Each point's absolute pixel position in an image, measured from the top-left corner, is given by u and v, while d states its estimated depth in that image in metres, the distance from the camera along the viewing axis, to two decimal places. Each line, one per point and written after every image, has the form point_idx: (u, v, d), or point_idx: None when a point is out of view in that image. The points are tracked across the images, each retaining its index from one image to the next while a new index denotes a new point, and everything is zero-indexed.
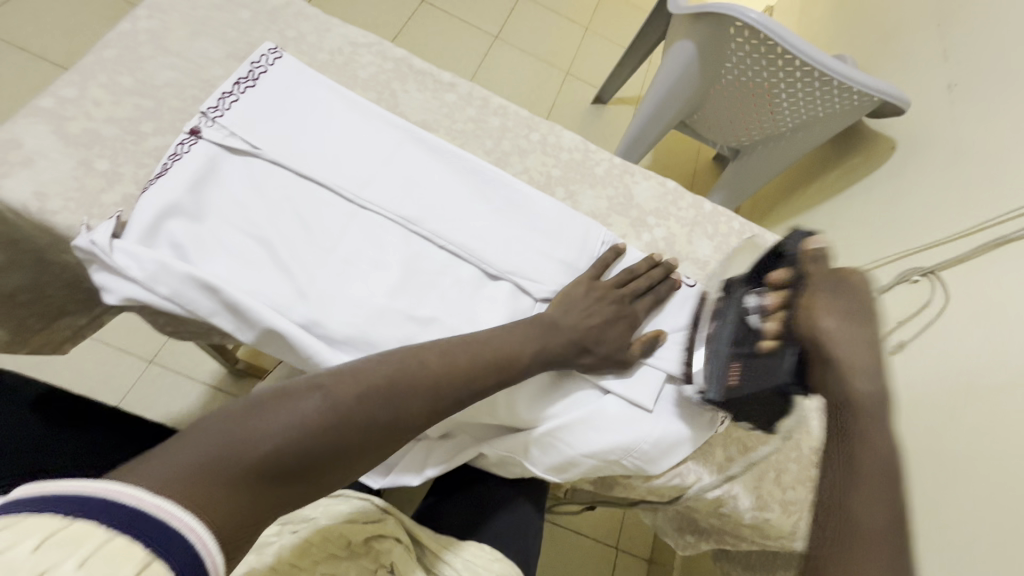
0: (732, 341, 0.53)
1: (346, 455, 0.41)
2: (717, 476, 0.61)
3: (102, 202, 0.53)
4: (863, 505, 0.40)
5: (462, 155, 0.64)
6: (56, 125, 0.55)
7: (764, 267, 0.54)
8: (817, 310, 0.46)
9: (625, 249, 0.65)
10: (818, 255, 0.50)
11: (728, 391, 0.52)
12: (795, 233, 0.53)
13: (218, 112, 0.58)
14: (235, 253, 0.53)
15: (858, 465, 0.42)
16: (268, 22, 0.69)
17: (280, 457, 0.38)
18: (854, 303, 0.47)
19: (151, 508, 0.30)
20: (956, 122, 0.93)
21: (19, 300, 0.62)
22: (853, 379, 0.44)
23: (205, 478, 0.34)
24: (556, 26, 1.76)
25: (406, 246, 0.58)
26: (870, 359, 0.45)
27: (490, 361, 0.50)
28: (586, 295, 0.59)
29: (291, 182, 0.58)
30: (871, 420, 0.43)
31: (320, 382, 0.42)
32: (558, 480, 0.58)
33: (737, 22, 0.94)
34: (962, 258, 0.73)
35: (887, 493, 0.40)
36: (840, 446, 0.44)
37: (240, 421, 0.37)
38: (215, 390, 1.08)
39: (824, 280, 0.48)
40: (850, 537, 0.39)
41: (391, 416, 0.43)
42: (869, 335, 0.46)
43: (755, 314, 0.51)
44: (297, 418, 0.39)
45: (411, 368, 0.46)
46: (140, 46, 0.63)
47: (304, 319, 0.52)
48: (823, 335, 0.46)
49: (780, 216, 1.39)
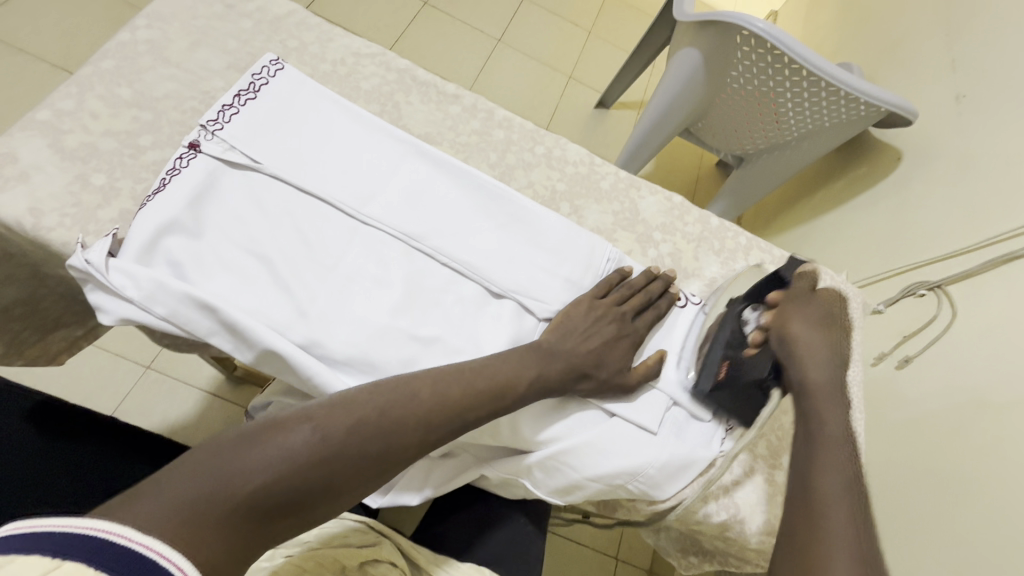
0: (723, 343, 0.58)
1: (337, 488, 0.40)
2: (723, 500, 0.60)
3: (99, 218, 0.52)
4: (822, 473, 0.44)
5: (464, 170, 0.63)
6: (53, 138, 0.54)
7: (763, 284, 0.61)
8: (789, 318, 0.54)
9: (628, 267, 0.64)
10: (805, 274, 0.59)
11: (716, 381, 0.57)
12: (793, 261, 0.62)
13: (218, 124, 0.57)
14: (232, 272, 0.52)
15: (816, 444, 0.46)
16: (269, 31, 0.68)
17: (271, 492, 0.37)
18: (825, 315, 0.54)
19: (140, 549, 0.29)
20: (965, 134, 0.91)
21: (15, 313, 0.61)
22: (807, 368, 0.51)
23: (195, 515, 0.33)
24: (559, 30, 1.74)
25: (406, 263, 0.57)
26: (824, 354, 0.51)
27: (487, 388, 0.49)
28: (586, 316, 0.58)
29: (291, 196, 0.57)
30: (824, 406, 0.48)
31: (312, 413, 0.41)
32: (561, 503, 0.57)
33: (743, 30, 0.93)
34: (969, 273, 0.77)
35: (841, 459, 0.44)
36: (801, 431, 0.48)
37: (229, 455, 0.36)
38: (214, 397, 1.07)
39: (800, 298, 0.57)
40: (813, 501, 0.42)
41: (383, 447, 0.42)
42: (831, 339, 0.52)
43: (748, 324, 0.58)
44: (287, 452, 0.38)
45: (403, 397, 0.45)
46: (139, 56, 0.61)
47: (303, 340, 0.50)
48: (789, 336, 0.53)
49: (782, 225, 1.38)
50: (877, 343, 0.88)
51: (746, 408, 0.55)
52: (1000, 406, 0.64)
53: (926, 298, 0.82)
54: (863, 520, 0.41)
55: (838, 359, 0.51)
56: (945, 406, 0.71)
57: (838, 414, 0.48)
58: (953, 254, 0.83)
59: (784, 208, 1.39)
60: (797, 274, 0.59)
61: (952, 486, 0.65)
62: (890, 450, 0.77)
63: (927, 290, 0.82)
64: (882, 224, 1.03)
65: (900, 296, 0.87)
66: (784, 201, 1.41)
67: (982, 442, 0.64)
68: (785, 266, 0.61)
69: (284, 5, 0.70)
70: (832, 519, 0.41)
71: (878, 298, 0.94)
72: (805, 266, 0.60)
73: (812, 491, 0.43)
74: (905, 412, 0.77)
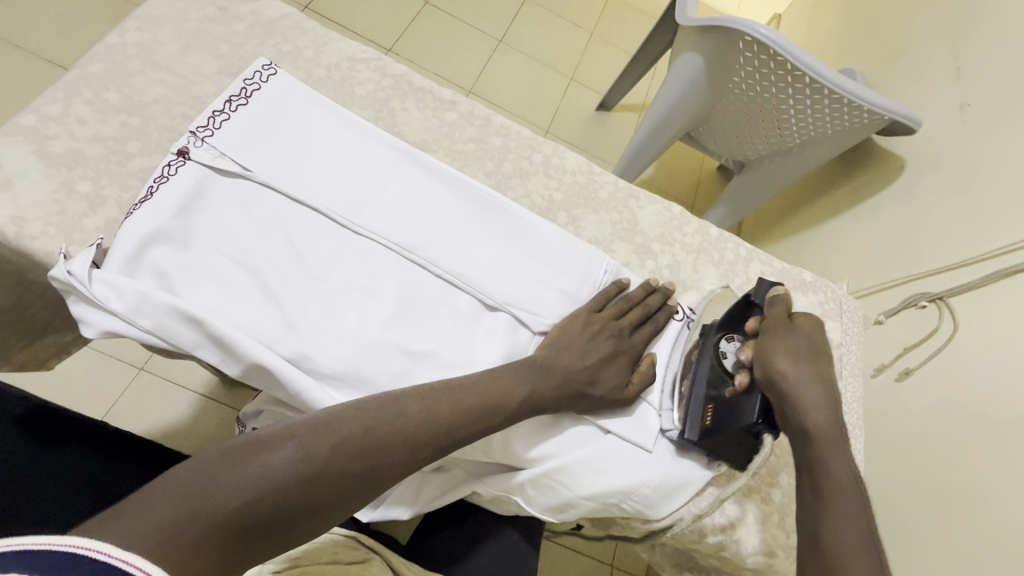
0: (704, 382, 0.54)
1: (319, 510, 0.39)
2: (719, 519, 0.59)
3: (84, 226, 0.51)
4: (843, 535, 0.39)
5: (459, 178, 0.62)
6: (39, 144, 0.53)
7: (736, 312, 0.57)
8: (773, 351, 0.49)
9: (627, 280, 0.63)
10: (778, 300, 0.55)
11: (704, 429, 0.53)
12: (761, 283, 0.59)
13: (208, 130, 0.56)
14: (220, 282, 0.51)
15: (825, 498, 0.41)
16: (263, 34, 0.67)
17: (250, 516, 0.35)
18: (809, 345, 0.50)
19: (117, 562, 0.28)
20: (969, 144, 0.90)
21: (3, 318, 0.60)
22: (807, 412, 0.45)
23: (170, 541, 0.31)
24: (561, 31, 1.73)
25: (399, 274, 0.56)
26: (820, 392, 0.46)
27: (478, 406, 0.48)
28: (583, 332, 0.57)
29: (282, 205, 0.55)
30: (828, 452, 0.43)
31: (295, 432, 0.39)
32: (554, 521, 0.56)
33: (746, 36, 0.91)
34: (971, 285, 0.76)
35: (854, 513, 0.40)
36: (808, 483, 0.43)
37: (208, 477, 0.35)
38: (207, 400, 1.05)
39: (781, 327, 0.52)
40: (830, 572, 0.37)
41: (367, 468, 0.41)
42: (820, 372, 0.48)
43: (726, 358, 0.54)
44: (267, 473, 0.37)
45: (389, 416, 0.44)
46: (129, 60, 0.60)
47: (291, 353, 0.49)
48: (780, 377, 0.47)
49: (783, 232, 1.36)
50: (877, 355, 0.87)
51: (738, 453, 0.52)
52: (1003, 424, 0.62)
53: (928, 309, 0.81)
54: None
55: (834, 394, 0.47)
56: (945, 422, 0.70)
57: (845, 460, 0.43)
58: (954, 266, 0.82)
59: (785, 214, 1.38)
60: (770, 299, 0.56)
61: (953, 506, 0.64)
62: (889, 466, 0.76)
63: (930, 301, 0.81)
64: (884, 234, 1.01)
65: (901, 307, 0.86)
66: (785, 207, 1.40)
67: (984, 462, 0.62)
68: (754, 291, 0.58)
69: (279, 8, 0.69)
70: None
71: (879, 309, 0.93)
72: (773, 289, 0.57)
73: (827, 556, 0.38)
74: (905, 427, 0.76)
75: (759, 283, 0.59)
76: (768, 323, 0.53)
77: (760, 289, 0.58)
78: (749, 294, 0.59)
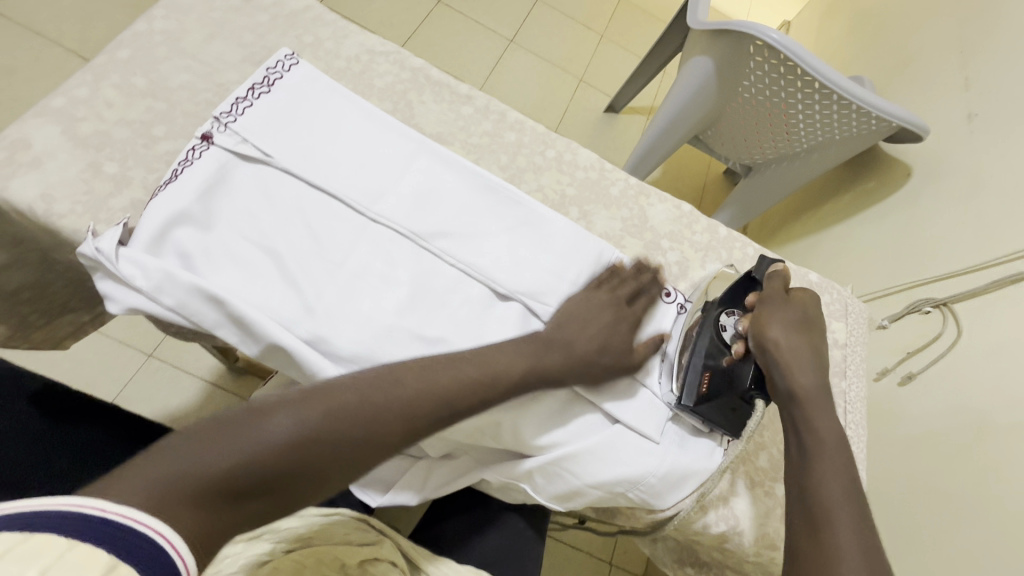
0: (702, 353, 0.56)
1: (314, 473, 0.40)
2: (723, 513, 0.60)
3: (110, 206, 0.52)
4: (824, 479, 0.45)
5: (469, 168, 0.63)
6: (68, 126, 0.55)
7: (738, 284, 0.59)
8: (768, 322, 0.54)
9: (619, 258, 0.63)
10: (777, 274, 0.59)
11: (699, 395, 0.55)
12: (761, 259, 0.61)
13: (231, 117, 0.57)
14: (240, 265, 0.52)
15: (812, 449, 0.48)
16: (286, 26, 0.68)
17: (244, 477, 0.36)
18: (800, 319, 0.55)
19: (115, 517, 0.28)
20: (975, 153, 0.91)
21: (24, 296, 0.61)
22: (797, 376, 0.51)
23: (170, 495, 0.33)
24: (572, 32, 1.74)
25: (414, 262, 0.57)
26: (806, 359, 0.52)
27: (473, 380, 0.49)
28: (580, 311, 0.58)
29: (302, 192, 0.57)
30: (815, 414, 0.49)
31: (291, 398, 0.40)
32: (561, 508, 0.57)
33: (757, 40, 0.92)
34: (975, 292, 0.76)
35: (837, 463, 0.46)
36: (795, 440, 0.49)
37: (204, 438, 0.36)
38: (215, 387, 1.07)
39: (777, 300, 0.56)
40: (817, 510, 0.43)
41: (362, 433, 0.42)
42: (808, 344, 0.54)
43: (726, 331, 0.56)
44: (262, 437, 0.38)
45: (385, 384, 0.45)
46: (155, 47, 0.62)
47: (308, 336, 0.50)
48: (773, 344, 0.52)
49: (788, 236, 1.37)
50: (880, 358, 0.88)
51: (732, 420, 0.56)
52: (1004, 428, 0.63)
53: (931, 314, 0.82)
54: (864, 522, 0.42)
55: (817, 363, 0.53)
56: (946, 425, 0.71)
57: (828, 421, 0.49)
58: (959, 272, 0.82)
59: (791, 218, 1.39)
60: (769, 274, 0.59)
61: (951, 506, 0.65)
62: (891, 467, 0.77)
63: (933, 307, 0.82)
64: (888, 240, 1.02)
65: (906, 312, 0.87)
66: (791, 212, 1.40)
67: (985, 464, 0.63)
68: (755, 267, 0.60)
69: (301, 0, 0.70)
70: (838, 529, 0.42)
71: (883, 314, 0.94)
72: (774, 265, 0.60)
73: (812, 495, 0.45)
74: (906, 428, 0.77)
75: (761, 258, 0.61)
76: (768, 297, 0.57)
77: (761, 264, 0.60)
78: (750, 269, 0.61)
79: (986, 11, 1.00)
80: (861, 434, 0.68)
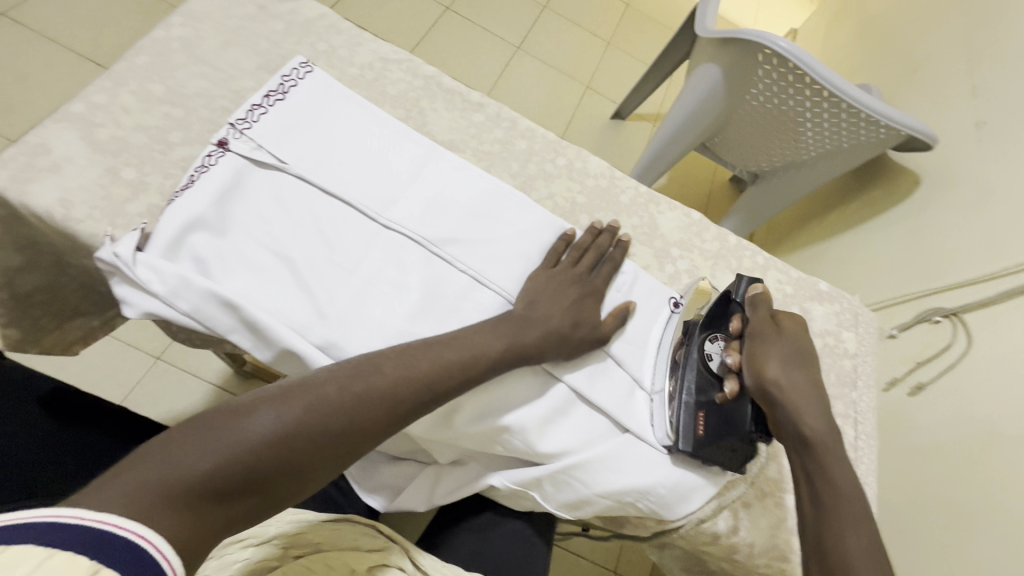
0: (691, 389, 0.54)
1: (300, 470, 0.39)
2: (733, 524, 0.59)
3: (127, 211, 0.53)
4: (847, 538, 0.42)
5: (473, 169, 0.64)
6: (86, 131, 0.55)
7: (718, 312, 0.57)
8: (763, 359, 0.50)
9: (573, 229, 0.64)
10: (759, 299, 0.56)
11: (697, 439, 0.53)
12: (738, 280, 0.59)
13: (247, 123, 0.58)
14: (255, 270, 0.52)
15: (828, 500, 0.44)
16: (300, 33, 0.69)
17: (229, 479, 0.35)
18: (795, 349, 0.51)
19: (94, 524, 0.28)
20: (984, 161, 0.91)
21: (36, 300, 0.61)
22: (804, 418, 0.47)
23: (152, 502, 0.31)
24: (579, 40, 1.75)
25: (425, 268, 0.57)
26: (810, 396, 0.49)
27: (454, 366, 0.49)
28: (547, 286, 0.58)
29: (316, 197, 0.57)
30: (828, 458, 0.46)
31: (268, 394, 0.40)
32: (569, 517, 0.56)
33: (765, 49, 0.93)
34: (984, 302, 0.76)
35: (855, 515, 0.43)
36: (808, 490, 0.46)
37: (182, 443, 0.35)
38: (222, 390, 1.07)
39: (769, 330, 0.53)
40: (838, 574, 0.41)
41: (346, 423, 0.41)
42: (807, 376, 0.50)
43: (714, 361, 0.54)
44: (243, 435, 0.37)
45: (364, 372, 0.44)
46: (173, 54, 0.62)
47: (321, 342, 0.51)
48: (774, 385, 0.49)
49: (794, 244, 1.37)
50: (888, 367, 0.88)
51: (733, 458, 0.53)
52: (1015, 440, 0.63)
53: (940, 324, 0.82)
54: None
55: (823, 400, 0.49)
56: (956, 437, 0.70)
57: (842, 467, 0.46)
58: (968, 281, 0.82)
59: (798, 226, 1.38)
60: (750, 297, 0.56)
61: (961, 518, 0.65)
62: (901, 478, 0.76)
63: (943, 317, 0.82)
64: (896, 249, 1.02)
65: (915, 321, 0.86)
66: (798, 220, 1.40)
67: (995, 476, 0.63)
68: (733, 289, 0.58)
69: (316, 9, 0.71)
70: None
71: (891, 322, 0.94)
72: (753, 285, 0.57)
73: (830, 553, 0.42)
74: (916, 439, 0.76)
75: (738, 281, 0.59)
76: (756, 326, 0.54)
77: (738, 287, 0.58)
78: (727, 288, 0.59)
79: (995, 20, 1.00)
80: (871, 445, 0.68)
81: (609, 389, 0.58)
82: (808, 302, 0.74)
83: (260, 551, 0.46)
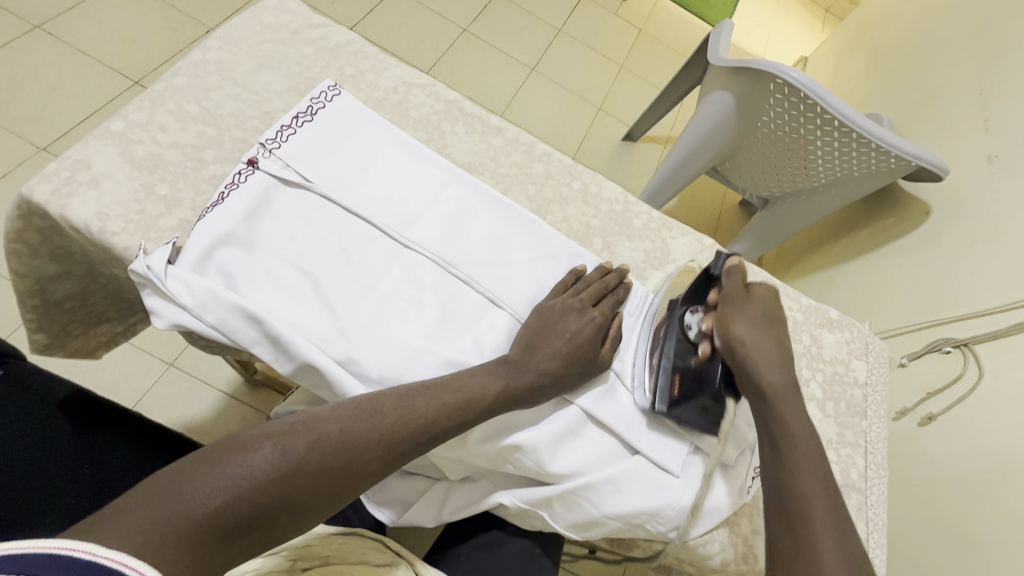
0: (671, 355, 0.56)
1: (298, 505, 0.40)
2: (739, 550, 0.59)
3: (159, 226, 0.55)
4: (798, 475, 0.45)
5: (489, 196, 0.66)
6: (125, 148, 0.58)
7: (700, 282, 0.60)
8: (732, 320, 0.54)
9: (584, 264, 0.64)
10: (734, 271, 0.59)
11: (672, 398, 0.55)
12: (718, 255, 0.61)
13: (276, 143, 0.60)
14: (279, 284, 0.54)
15: (783, 445, 0.48)
16: (330, 58, 0.72)
17: (229, 514, 0.37)
18: (763, 316, 0.55)
19: (106, 562, 0.29)
20: (994, 193, 0.92)
21: (66, 306, 0.64)
22: (764, 372, 0.51)
23: (157, 539, 0.33)
24: (592, 63, 1.79)
25: (442, 288, 0.59)
26: (773, 356, 0.52)
27: (450, 404, 0.49)
28: (546, 319, 0.57)
29: (339, 217, 0.59)
30: (783, 408, 0.49)
31: (272, 432, 0.41)
32: (578, 537, 0.57)
33: (777, 79, 0.95)
34: (995, 334, 0.76)
35: (808, 459, 0.46)
36: (766, 438, 0.49)
37: (186, 478, 0.37)
38: (230, 398, 1.08)
39: (740, 298, 0.56)
40: (794, 510, 0.43)
41: (345, 462, 0.43)
42: (772, 338, 0.54)
43: (692, 329, 0.57)
44: (246, 473, 0.38)
45: (364, 413, 0.45)
46: (209, 76, 0.65)
47: (340, 356, 0.52)
48: (737, 342, 0.53)
49: (804, 269, 1.37)
50: (899, 397, 0.87)
51: (705, 420, 0.55)
52: None
53: (951, 354, 0.81)
54: (840, 518, 0.43)
55: (785, 357, 0.53)
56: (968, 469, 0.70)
57: (795, 415, 0.49)
58: (979, 312, 0.82)
59: (808, 251, 1.38)
60: (727, 269, 0.59)
61: (973, 552, 0.64)
62: (913, 511, 0.75)
63: (953, 347, 0.82)
64: (907, 277, 1.02)
65: (924, 351, 0.86)
66: (809, 245, 1.40)
67: (1007, 509, 0.62)
68: (713, 264, 0.60)
69: (345, 35, 0.74)
70: (819, 530, 0.42)
71: (901, 352, 0.93)
72: (732, 258, 0.61)
73: (789, 494, 0.44)
74: (927, 471, 0.76)
75: (718, 254, 0.62)
76: (728, 295, 0.57)
77: (719, 261, 0.61)
78: (708, 264, 0.61)
79: (1008, 55, 1.01)
80: (881, 475, 0.67)
81: (619, 409, 0.58)
82: (817, 330, 0.75)
83: (270, 560, 0.47)
